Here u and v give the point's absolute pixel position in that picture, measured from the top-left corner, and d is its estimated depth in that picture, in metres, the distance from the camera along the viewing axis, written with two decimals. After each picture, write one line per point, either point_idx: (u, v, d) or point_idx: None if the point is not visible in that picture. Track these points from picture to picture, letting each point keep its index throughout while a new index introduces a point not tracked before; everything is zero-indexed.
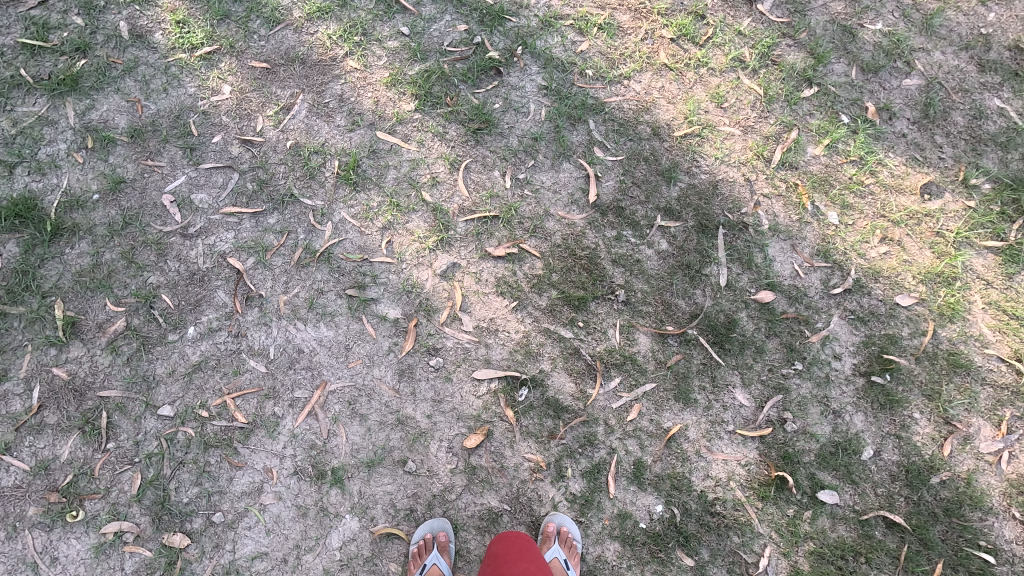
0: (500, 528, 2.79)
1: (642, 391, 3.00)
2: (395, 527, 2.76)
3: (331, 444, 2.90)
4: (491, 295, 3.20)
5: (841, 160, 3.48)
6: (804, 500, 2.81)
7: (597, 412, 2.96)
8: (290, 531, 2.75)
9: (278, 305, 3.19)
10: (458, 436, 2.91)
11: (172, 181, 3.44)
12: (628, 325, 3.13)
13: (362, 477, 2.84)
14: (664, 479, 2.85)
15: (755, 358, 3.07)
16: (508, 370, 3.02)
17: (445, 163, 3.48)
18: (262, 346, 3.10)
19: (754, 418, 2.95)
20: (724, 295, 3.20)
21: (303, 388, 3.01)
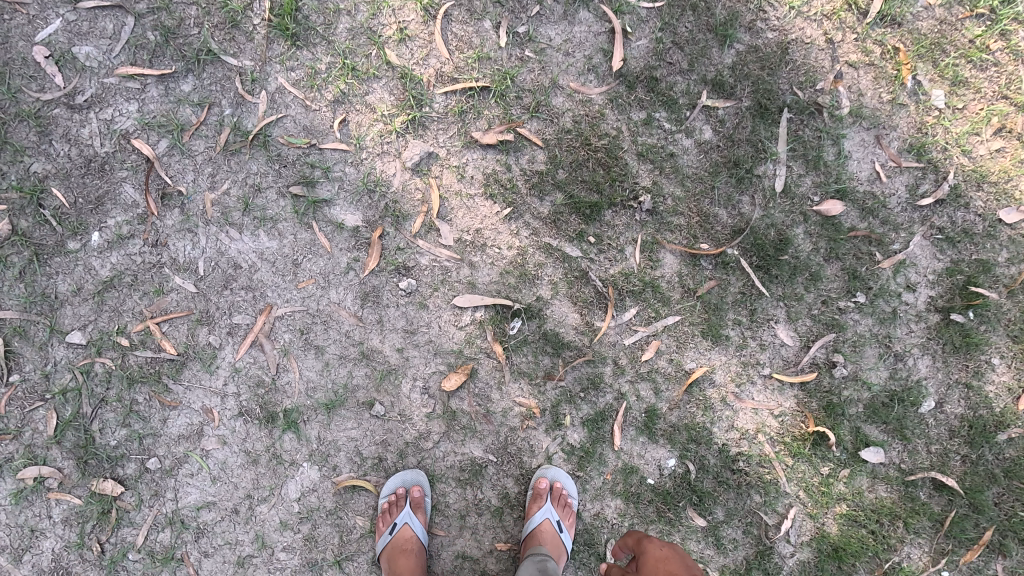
0: (485, 481, 2.37)
1: (662, 325, 2.43)
2: (362, 478, 2.37)
3: (282, 381, 2.41)
4: (477, 198, 2.48)
5: (963, 14, 2.50)
6: (843, 458, 2.38)
7: (605, 350, 2.41)
8: (239, 479, 2.37)
9: (204, 205, 2.48)
10: (434, 375, 2.40)
11: (44, 26, 2.51)
12: (651, 242, 2.46)
13: (321, 421, 2.39)
14: (680, 430, 2.39)
15: (808, 287, 2.44)
16: (498, 297, 2.42)
17: (416, 7, 2.51)
18: (188, 259, 2.46)
19: (795, 360, 2.42)
20: (778, 204, 2.48)
21: (244, 313, 2.44)
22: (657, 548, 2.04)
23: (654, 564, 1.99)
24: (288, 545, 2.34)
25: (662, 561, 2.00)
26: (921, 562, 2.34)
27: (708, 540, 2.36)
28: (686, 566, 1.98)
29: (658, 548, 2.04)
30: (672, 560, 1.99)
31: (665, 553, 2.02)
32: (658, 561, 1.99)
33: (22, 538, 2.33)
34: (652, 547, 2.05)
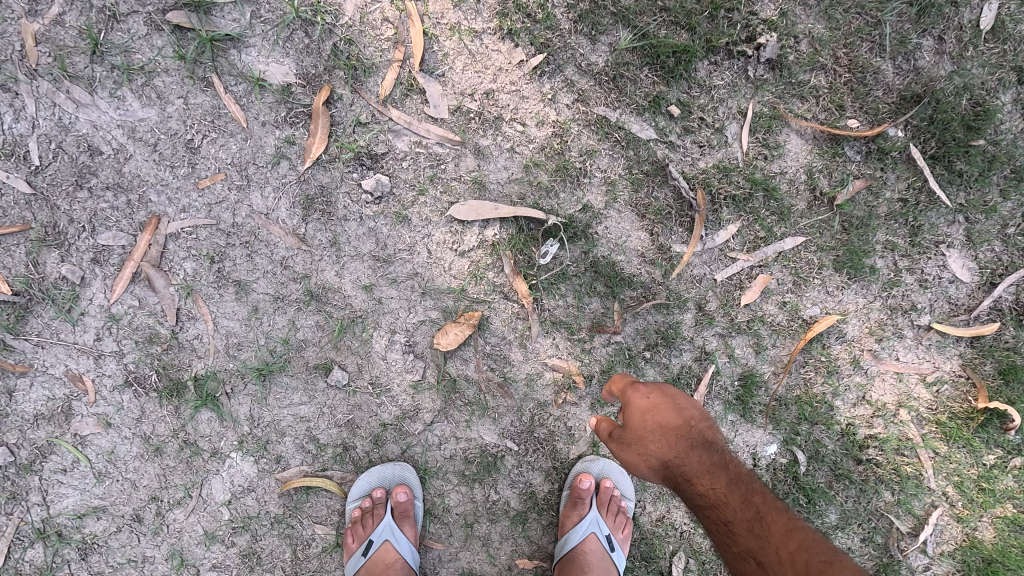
0: (501, 477, 1.62)
1: (776, 252, 1.57)
2: (319, 476, 1.61)
3: (188, 334, 1.57)
4: (487, 38, 1.51)
5: None
6: (1018, 443, 1.64)
7: (685, 288, 1.57)
8: (138, 475, 1.61)
9: (23, 44, 1.46)
10: (423, 327, 1.57)
11: None
12: (769, 117, 1.52)
13: (253, 393, 1.59)
14: (787, 405, 1.63)
15: (1006, 192, 1.56)
16: (520, 205, 1.53)
17: None
18: (10, 138, 1.49)
19: (969, 305, 1.60)
20: (979, 54, 1.51)
21: (116, 228, 1.53)
22: (643, 399, 1.29)
23: (642, 426, 1.27)
24: (220, 563, 1.63)
25: (649, 415, 1.27)
26: None
27: None
28: (682, 407, 1.28)
29: (642, 394, 1.30)
30: (664, 410, 1.27)
31: (652, 401, 1.28)
32: (647, 417, 1.28)
33: None
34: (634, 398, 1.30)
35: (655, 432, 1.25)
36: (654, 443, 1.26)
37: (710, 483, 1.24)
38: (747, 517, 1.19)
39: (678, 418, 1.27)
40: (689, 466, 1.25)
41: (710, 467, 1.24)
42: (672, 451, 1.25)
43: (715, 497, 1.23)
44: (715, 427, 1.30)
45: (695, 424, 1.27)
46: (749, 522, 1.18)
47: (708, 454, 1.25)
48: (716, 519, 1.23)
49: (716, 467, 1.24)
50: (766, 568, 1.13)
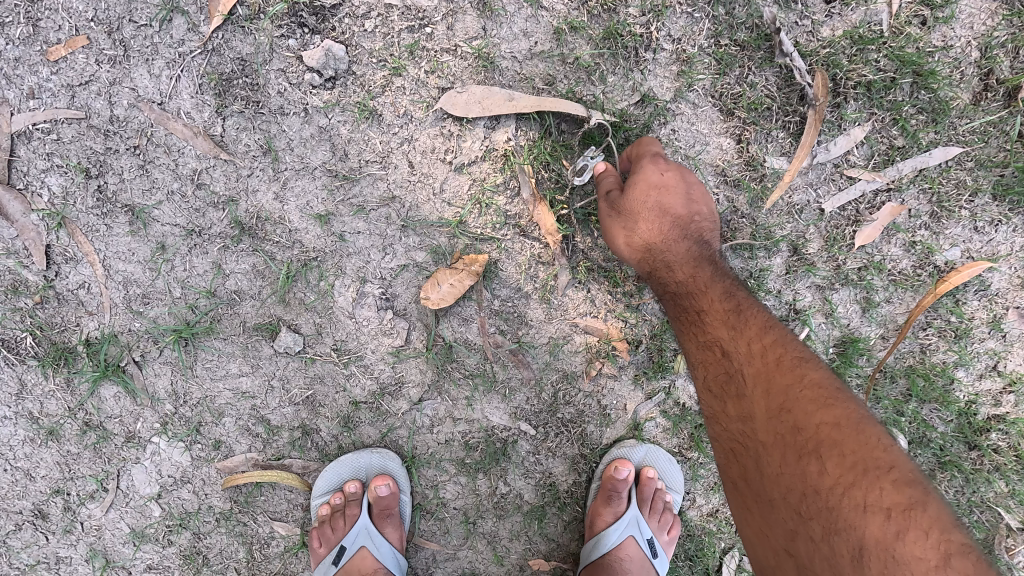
0: (511, 467, 1.24)
1: (912, 170, 1.08)
2: (274, 467, 1.22)
3: (67, 282, 1.10)
4: None
5: None
6: None
7: (779, 221, 1.10)
8: (33, 464, 1.21)
9: None
10: (406, 273, 1.11)
11: None
12: None
13: (173, 362, 1.15)
14: (892, 377, 1.22)
15: None
16: (549, 97, 1.03)
17: None
18: None
19: None
20: None
21: None
22: (654, 172, 0.98)
23: (639, 201, 0.99)
24: (156, 565, 1.28)
25: (655, 195, 0.99)
26: None
27: None
28: (693, 198, 1.01)
29: (656, 167, 0.99)
30: (674, 193, 0.99)
31: (667, 176, 0.98)
32: (652, 194, 0.99)
33: None
34: (643, 168, 0.98)
35: (652, 212, 0.98)
36: (644, 222, 1.00)
37: (691, 273, 0.99)
38: (725, 310, 0.94)
39: (684, 208, 1.00)
40: (674, 254, 1.00)
41: (699, 261, 0.99)
42: (659, 234, 1.00)
43: (690, 287, 0.98)
44: (717, 232, 1.04)
45: (699, 218, 1.01)
46: (725, 314, 0.94)
47: (701, 250, 1.00)
48: (682, 309, 0.99)
49: (706, 262, 0.99)
50: (729, 362, 0.91)
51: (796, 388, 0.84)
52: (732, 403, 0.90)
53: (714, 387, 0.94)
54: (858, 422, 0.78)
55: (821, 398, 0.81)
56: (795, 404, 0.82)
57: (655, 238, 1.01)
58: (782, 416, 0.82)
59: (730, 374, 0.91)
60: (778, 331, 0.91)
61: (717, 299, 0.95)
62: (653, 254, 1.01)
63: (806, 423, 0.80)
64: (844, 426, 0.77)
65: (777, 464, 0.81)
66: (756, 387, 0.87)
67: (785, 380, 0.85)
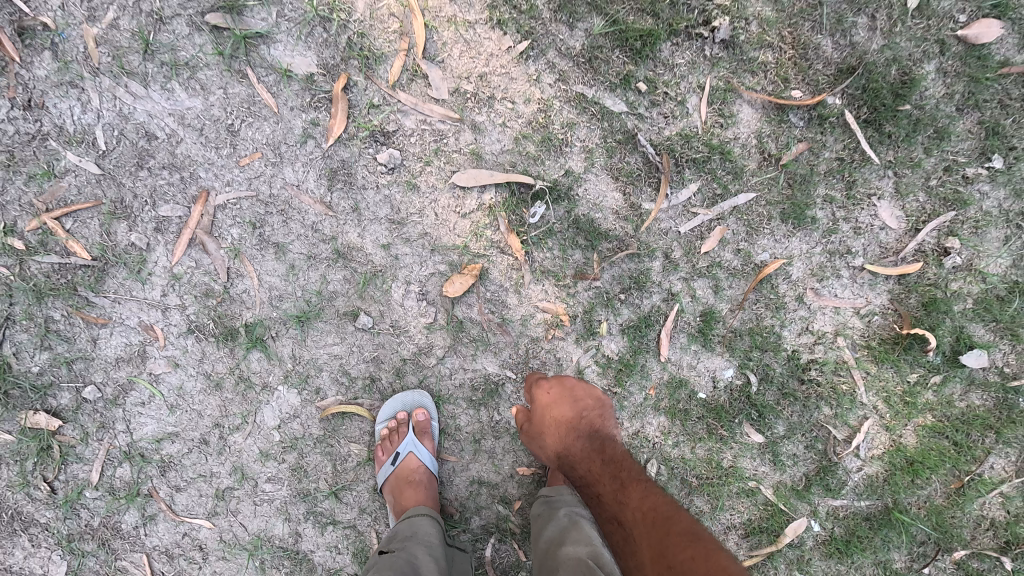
0: (502, 401, 1.94)
1: (729, 207, 1.84)
2: (353, 402, 1.94)
3: (237, 289, 1.87)
4: (479, 27, 1.75)
5: None
6: (936, 363, 1.95)
7: (654, 240, 1.85)
8: (203, 406, 1.94)
9: (87, 47, 1.73)
10: (434, 277, 1.86)
11: None
12: (723, 89, 1.77)
13: (295, 336, 1.90)
14: (742, 336, 1.92)
15: (929, 150, 1.81)
16: (512, 172, 1.80)
17: None
18: (81, 127, 1.78)
19: (896, 248, 1.88)
20: (906, 28, 1.75)
21: (173, 201, 1.82)
22: (543, 394, 1.69)
23: (543, 419, 1.67)
24: (273, 476, 1.99)
25: (549, 409, 1.66)
26: (1004, 471, 2.04)
27: (764, 457, 2.01)
28: (576, 401, 1.66)
29: (543, 390, 1.70)
30: (562, 404, 1.66)
31: (552, 396, 1.67)
32: (546, 411, 1.67)
33: None
34: (537, 394, 1.70)
35: (551, 423, 1.65)
36: (549, 436, 1.66)
37: (587, 465, 1.58)
38: (613, 486, 1.50)
39: (571, 412, 1.65)
40: (575, 452, 1.61)
41: (590, 452, 1.59)
42: (562, 440, 1.63)
43: (591, 475, 1.56)
44: (604, 413, 1.66)
45: (585, 416, 1.64)
46: (614, 490, 1.49)
47: (590, 442, 1.61)
48: (590, 492, 1.56)
49: (595, 452, 1.59)
50: (624, 524, 1.41)
51: (661, 529, 1.31)
52: (629, 552, 1.36)
53: (620, 545, 1.41)
54: (702, 546, 1.22)
55: (679, 534, 1.27)
56: (665, 528, 1.31)
57: (560, 448, 1.64)
58: (657, 553, 1.26)
59: (625, 531, 1.40)
60: (653, 497, 1.43)
61: (606, 479, 1.53)
62: (564, 456, 1.64)
63: (668, 550, 1.24)
64: (692, 551, 1.21)
65: (654, 570, 1.25)
66: (640, 537, 1.35)
67: (658, 527, 1.32)
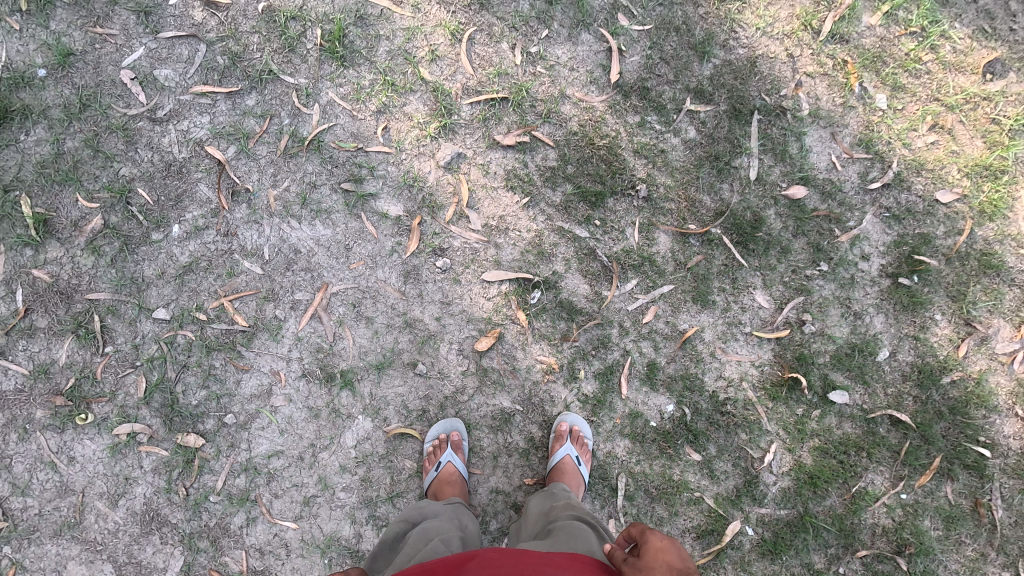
0: (513, 427, 2.79)
1: (659, 293, 2.87)
2: (409, 427, 2.77)
3: (338, 347, 2.81)
4: (500, 189, 2.93)
5: (899, 32, 3.08)
6: (814, 400, 2.83)
7: (612, 314, 2.85)
8: (304, 430, 2.76)
9: (268, 201, 2.91)
10: (468, 339, 2.83)
11: (130, 54, 2.99)
12: (648, 224, 2.91)
13: (372, 379, 2.80)
14: (677, 380, 2.83)
15: (779, 259, 2.91)
16: (520, 272, 2.86)
17: (444, 33, 3.00)
18: (255, 246, 2.88)
19: (771, 320, 2.87)
20: (753, 191, 2.95)
21: (304, 290, 2.85)
22: (655, 539, 1.71)
23: (651, 560, 1.64)
24: (347, 485, 2.73)
25: (660, 553, 1.64)
26: (883, 486, 2.79)
27: (703, 472, 2.78)
28: (686, 559, 1.62)
29: (654, 536, 1.72)
30: (669, 552, 1.64)
31: (666, 543, 1.67)
32: (657, 554, 1.65)
33: (117, 485, 2.71)
34: (647, 536, 1.74)
35: (659, 565, 1.61)
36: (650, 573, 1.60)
37: None
38: None
39: (680, 562, 1.61)
40: None
41: None
42: None
43: None
44: None
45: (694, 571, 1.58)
46: None
47: None
48: None
49: None
50: None
51: None
52: None
53: None
54: None
55: None
56: None
57: None
58: None
59: None
60: None
61: None
62: None
63: None
64: None
65: None
66: None
67: None
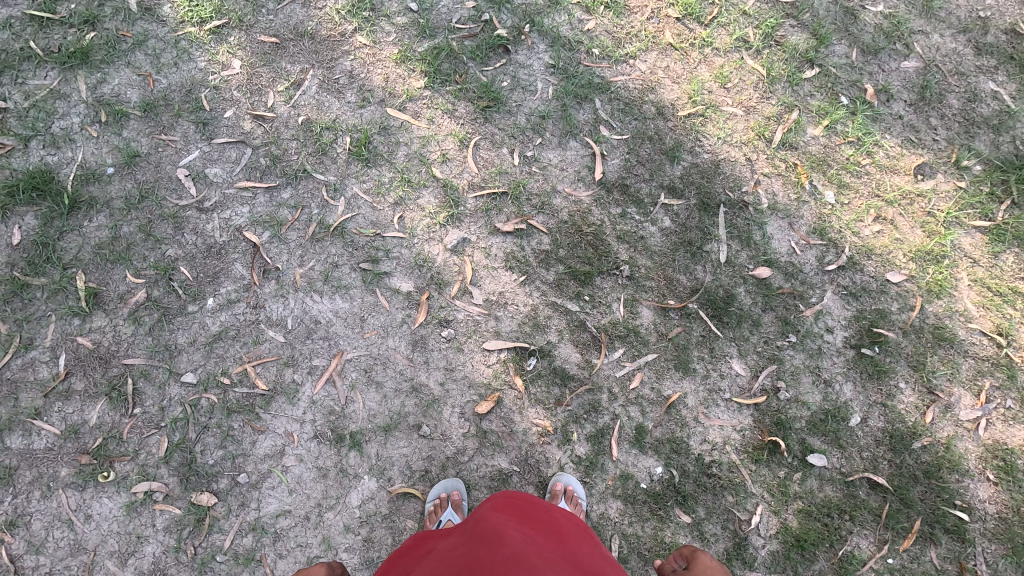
0: (510, 488, 2.98)
1: (644, 361, 3.15)
2: (412, 487, 2.95)
3: (349, 409, 3.05)
4: (500, 269, 3.32)
5: (838, 141, 3.64)
6: (794, 463, 3.02)
7: (602, 381, 3.11)
8: (312, 490, 2.92)
9: (294, 278, 3.28)
10: (470, 403, 3.07)
11: (186, 155, 3.51)
12: (632, 299, 3.26)
13: (380, 441, 3.00)
14: (664, 443, 3.03)
15: (752, 331, 3.23)
16: (518, 341, 3.16)
17: (454, 140, 3.56)
18: (280, 317, 3.21)
19: (748, 387, 3.12)
20: (723, 271, 3.34)
21: (321, 357, 3.14)
22: (704, 558, 2.12)
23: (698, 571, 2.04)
24: (351, 545, 2.86)
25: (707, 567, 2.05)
26: (869, 549, 2.92)
27: (693, 534, 2.91)
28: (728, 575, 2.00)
29: (704, 557, 2.14)
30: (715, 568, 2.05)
31: (714, 563, 2.07)
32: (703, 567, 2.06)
33: (129, 543, 2.82)
34: (698, 555, 2.16)
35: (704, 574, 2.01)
36: None
37: None
38: None
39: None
40: None
41: None
42: None
43: None
44: None
45: None
46: None
47: None
48: None
49: None
50: None
51: None
52: None
53: None
54: None
55: None
56: None
57: None
58: None
59: None
60: None
61: None
62: None
63: None
64: None
65: None
66: None
67: None
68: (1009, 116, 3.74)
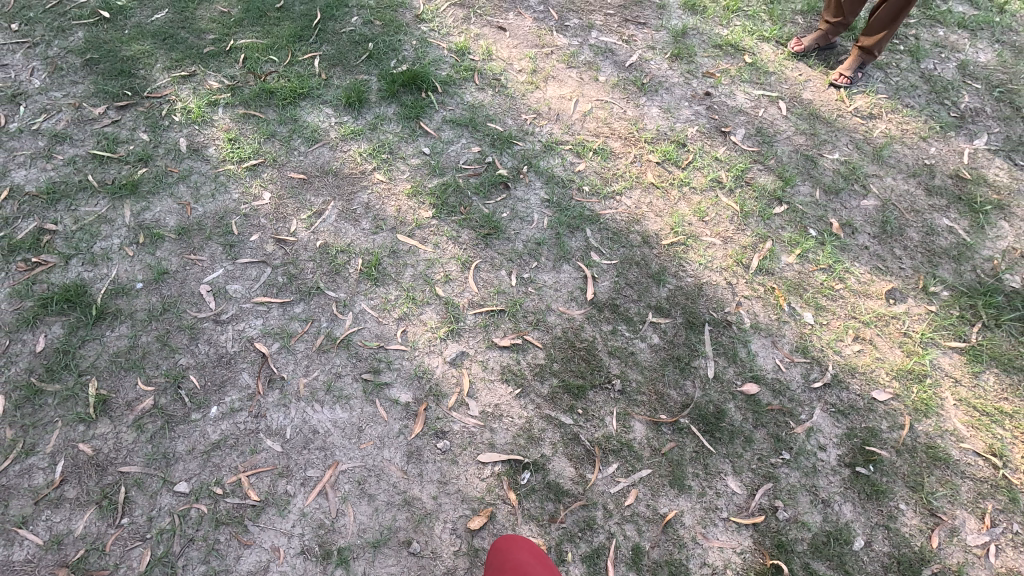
0: None
1: (638, 477, 3.15)
2: None
3: (339, 523, 3.00)
4: (496, 381, 3.44)
5: (811, 268, 3.95)
6: None
7: (596, 496, 3.08)
8: None
9: (298, 387, 3.41)
10: (462, 518, 3.03)
11: (210, 273, 3.83)
12: (624, 413, 3.34)
13: (367, 558, 2.91)
14: (662, 565, 2.92)
15: (744, 447, 3.26)
16: (512, 454, 3.19)
17: (457, 263, 3.89)
18: (279, 426, 3.28)
19: (746, 506, 3.08)
20: (712, 387, 3.45)
21: (316, 467, 3.15)
22: None
23: None
24: None
25: None
26: None
27: None
28: None
29: None
30: None
31: None
32: None
33: None
34: None
35: None
36: None
37: None
38: None
39: None
40: None
41: None
42: None
43: None
44: None
45: None
46: None
47: None
48: None
49: None
50: None
51: None
52: None
53: None
54: None
55: None
56: None
57: None
58: None
59: None
60: None
61: None
62: None
63: None
64: None
65: None
66: None
67: None
68: (967, 248, 4.08)
